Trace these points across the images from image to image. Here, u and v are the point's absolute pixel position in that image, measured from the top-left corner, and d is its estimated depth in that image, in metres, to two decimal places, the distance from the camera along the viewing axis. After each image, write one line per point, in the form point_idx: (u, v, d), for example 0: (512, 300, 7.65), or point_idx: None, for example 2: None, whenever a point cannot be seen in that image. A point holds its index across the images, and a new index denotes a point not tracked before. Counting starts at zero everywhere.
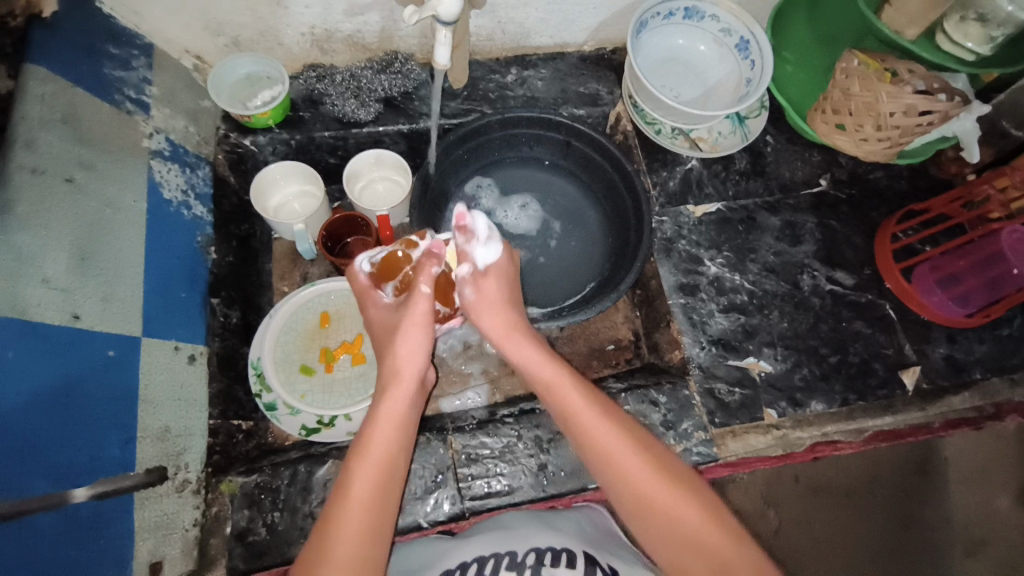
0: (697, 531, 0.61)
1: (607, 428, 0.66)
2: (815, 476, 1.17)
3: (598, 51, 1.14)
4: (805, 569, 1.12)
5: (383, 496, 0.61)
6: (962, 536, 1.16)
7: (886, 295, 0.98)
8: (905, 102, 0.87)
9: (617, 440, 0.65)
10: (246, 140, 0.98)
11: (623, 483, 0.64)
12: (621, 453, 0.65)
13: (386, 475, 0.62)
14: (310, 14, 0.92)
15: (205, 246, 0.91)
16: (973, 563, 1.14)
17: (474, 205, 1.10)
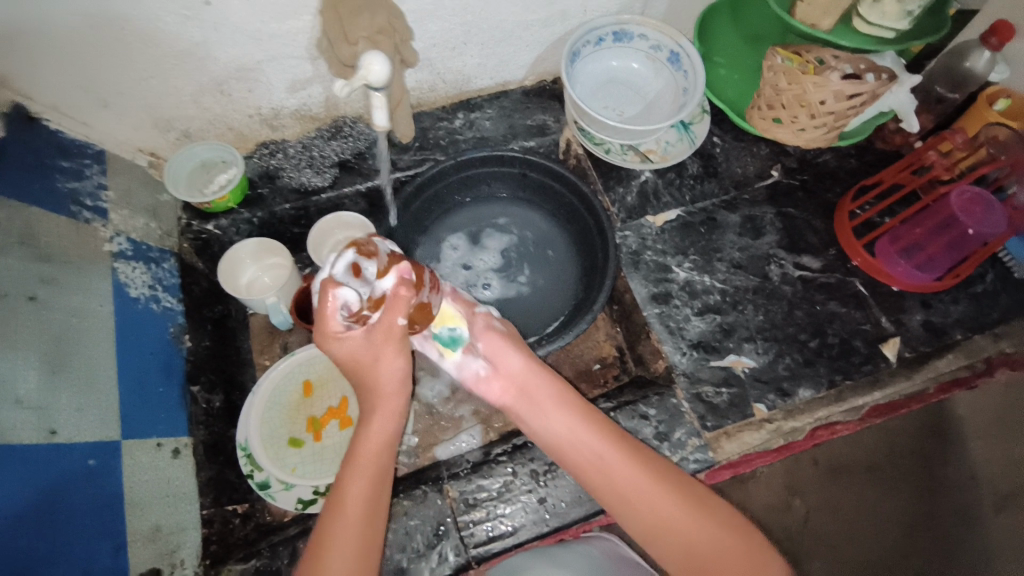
0: (686, 524, 0.64)
1: (590, 442, 0.69)
2: (833, 456, 1.15)
3: (539, 83, 1.18)
4: (840, 555, 1.10)
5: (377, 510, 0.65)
6: (992, 493, 1.13)
7: (854, 272, 0.99)
8: (833, 90, 0.89)
9: (605, 452, 0.68)
10: (209, 225, 1.01)
11: (613, 495, 0.67)
12: (606, 458, 0.68)
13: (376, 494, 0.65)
14: (255, 98, 0.96)
15: (179, 335, 0.92)
16: (1007, 524, 1.12)
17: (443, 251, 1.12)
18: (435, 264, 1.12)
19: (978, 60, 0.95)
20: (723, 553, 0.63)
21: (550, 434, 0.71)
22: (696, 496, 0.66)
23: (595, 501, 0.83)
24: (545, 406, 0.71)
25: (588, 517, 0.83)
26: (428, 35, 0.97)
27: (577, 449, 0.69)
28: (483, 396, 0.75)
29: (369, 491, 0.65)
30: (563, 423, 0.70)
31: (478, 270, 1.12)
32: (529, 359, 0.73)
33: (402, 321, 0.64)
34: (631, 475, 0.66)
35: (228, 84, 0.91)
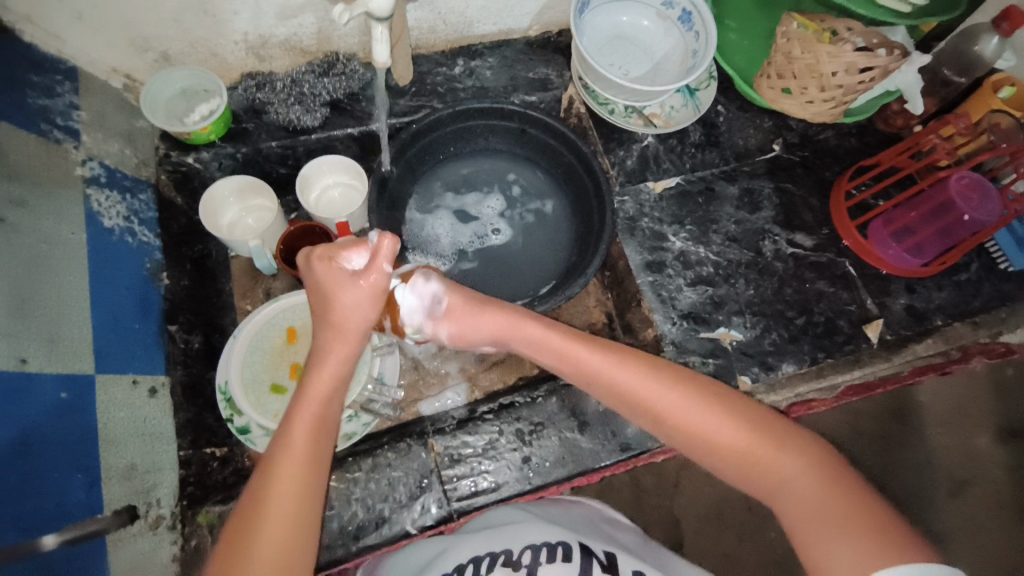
0: (763, 455, 0.60)
1: (585, 350, 0.67)
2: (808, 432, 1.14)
3: (544, 35, 1.12)
4: None
5: (317, 443, 0.62)
6: (945, 476, 1.19)
7: (845, 254, 1.00)
8: (845, 61, 0.85)
9: (661, 399, 0.63)
10: (188, 157, 0.95)
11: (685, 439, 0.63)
12: (604, 369, 0.66)
13: (316, 430, 0.63)
14: (240, 21, 0.88)
15: (156, 272, 0.88)
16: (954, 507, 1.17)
17: (437, 204, 1.09)
18: (427, 218, 1.09)
19: (986, 45, 0.95)
20: (807, 488, 0.58)
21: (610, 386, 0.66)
22: (706, 393, 0.63)
23: (578, 463, 0.85)
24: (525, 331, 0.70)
25: (570, 475, 0.84)
26: None
27: (578, 368, 0.68)
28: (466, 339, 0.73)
29: (314, 445, 0.62)
30: (620, 372, 0.65)
31: (485, 219, 1.10)
32: (476, 302, 0.71)
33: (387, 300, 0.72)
34: (698, 416, 0.62)
35: (211, 3, 0.84)
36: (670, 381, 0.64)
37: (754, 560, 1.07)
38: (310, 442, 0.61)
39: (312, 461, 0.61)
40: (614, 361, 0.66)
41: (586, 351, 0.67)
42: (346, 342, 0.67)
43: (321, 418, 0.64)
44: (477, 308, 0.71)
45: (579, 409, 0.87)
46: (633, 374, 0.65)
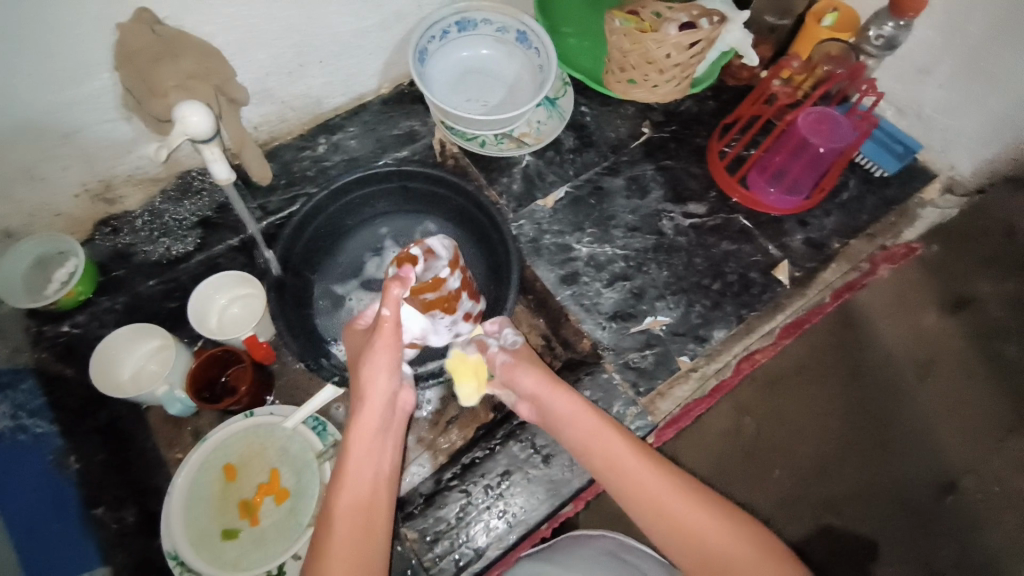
0: (725, 547, 0.62)
1: (580, 425, 0.74)
2: (765, 373, 1.05)
3: (397, 88, 1.12)
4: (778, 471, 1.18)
5: (367, 524, 0.64)
6: None
7: (737, 209, 1.04)
8: (673, 44, 0.89)
9: (620, 456, 0.70)
10: (64, 326, 0.89)
11: (633, 499, 0.67)
12: (605, 439, 0.72)
13: (358, 513, 0.65)
14: (74, 175, 0.84)
15: (63, 459, 0.82)
16: (932, 387, 1.04)
17: (346, 281, 1.06)
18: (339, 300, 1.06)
19: None
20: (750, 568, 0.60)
21: (582, 442, 0.74)
22: (687, 486, 0.67)
23: (554, 497, 0.83)
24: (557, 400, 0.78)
25: (549, 512, 0.83)
26: (257, 65, 0.88)
27: (581, 430, 0.74)
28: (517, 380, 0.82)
29: (357, 528, 0.64)
30: (618, 445, 0.71)
31: None
32: (549, 375, 0.80)
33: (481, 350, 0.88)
34: (647, 478, 0.68)
35: (37, 168, 0.79)
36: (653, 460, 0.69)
37: None
38: (358, 525, 0.64)
39: (366, 544, 0.63)
40: (615, 431, 0.72)
41: (584, 411, 0.75)
42: (375, 412, 0.70)
43: (370, 499, 0.66)
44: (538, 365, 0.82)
45: (539, 445, 0.86)
46: (628, 446, 0.71)
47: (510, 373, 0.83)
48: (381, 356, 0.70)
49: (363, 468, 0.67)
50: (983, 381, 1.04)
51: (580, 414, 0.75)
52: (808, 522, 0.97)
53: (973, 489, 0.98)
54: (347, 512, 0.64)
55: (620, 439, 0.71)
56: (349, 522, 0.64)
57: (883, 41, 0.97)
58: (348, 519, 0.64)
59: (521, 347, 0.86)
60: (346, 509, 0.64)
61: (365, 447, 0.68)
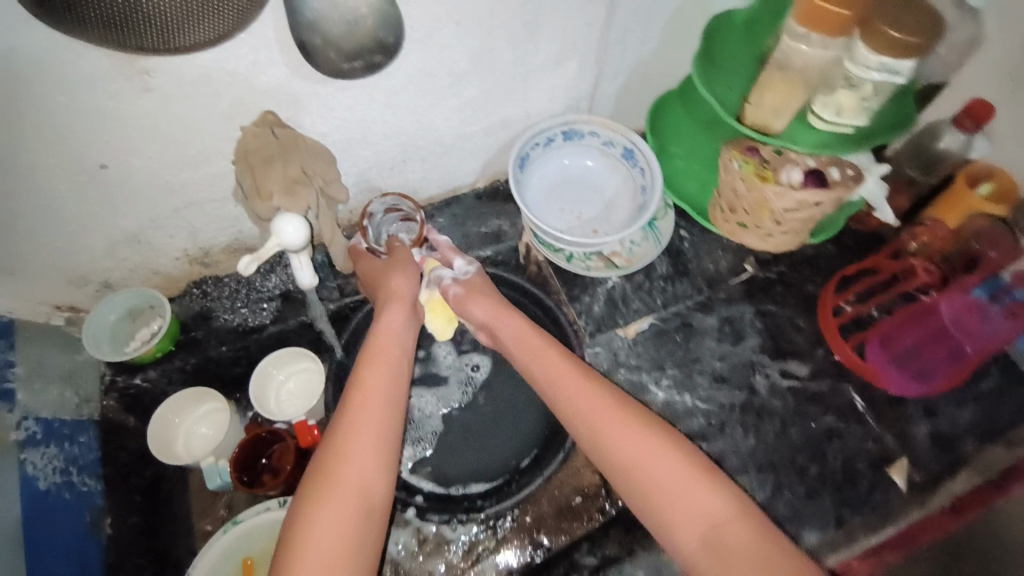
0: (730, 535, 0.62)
1: (591, 401, 0.72)
2: None
3: (493, 183, 1.11)
4: None
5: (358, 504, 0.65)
6: None
7: (848, 377, 0.90)
8: (795, 199, 0.80)
9: (598, 410, 0.71)
10: (136, 379, 0.91)
11: (614, 460, 0.68)
12: (602, 422, 0.70)
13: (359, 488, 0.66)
14: (177, 242, 0.88)
15: (99, 520, 0.83)
16: None
17: None
18: None
19: (953, 139, 0.90)
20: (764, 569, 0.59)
21: (576, 417, 0.73)
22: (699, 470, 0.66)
23: None
24: (560, 375, 0.76)
25: None
26: (362, 160, 0.90)
27: (584, 406, 0.72)
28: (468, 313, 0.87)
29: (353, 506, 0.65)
30: (618, 429, 0.69)
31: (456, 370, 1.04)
32: (503, 316, 0.85)
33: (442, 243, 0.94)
34: (665, 468, 0.66)
35: (143, 235, 0.84)
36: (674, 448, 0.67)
37: None
38: (348, 508, 0.64)
39: (350, 523, 0.64)
40: (623, 412, 0.70)
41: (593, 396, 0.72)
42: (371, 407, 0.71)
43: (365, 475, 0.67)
44: (519, 325, 0.83)
45: None
46: (644, 441, 0.68)
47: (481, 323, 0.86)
48: (401, 285, 0.86)
49: (353, 454, 0.68)
50: None
51: (586, 392, 0.73)
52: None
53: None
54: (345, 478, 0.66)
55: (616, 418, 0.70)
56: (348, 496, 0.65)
57: None
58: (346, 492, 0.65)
59: (473, 275, 0.91)
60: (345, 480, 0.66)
61: (367, 424, 0.70)
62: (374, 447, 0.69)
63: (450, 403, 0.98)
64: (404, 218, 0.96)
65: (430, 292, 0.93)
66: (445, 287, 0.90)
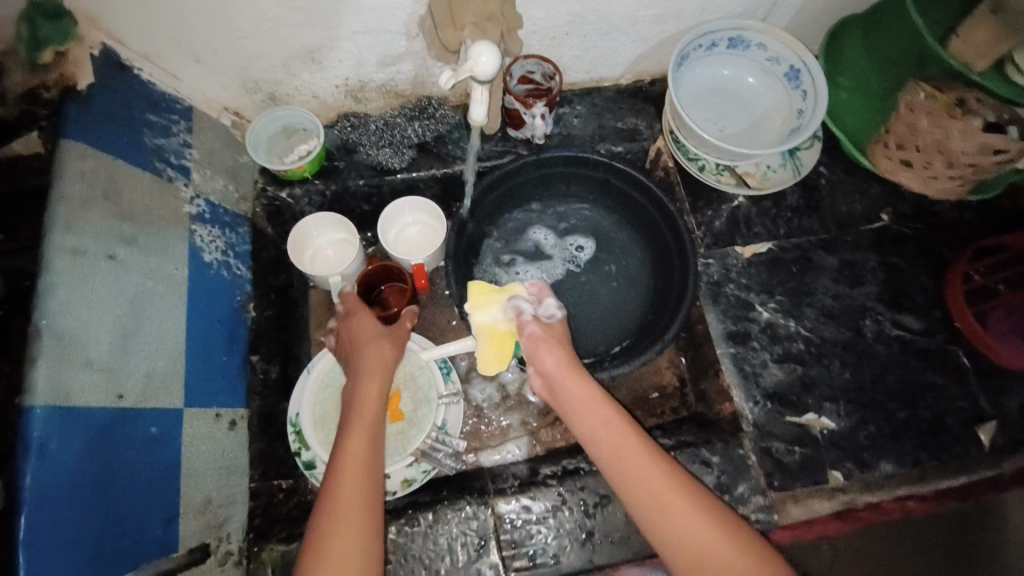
0: None
1: (632, 447, 0.70)
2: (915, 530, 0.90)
3: (636, 83, 1.09)
4: None
5: (369, 496, 0.66)
6: None
7: (957, 340, 0.90)
8: (979, 142, 0.77)
9: (627, 445, 0.71)
10: (282, 193, 0.98)
11: (615, 472, 0.70)
12: (642, 470, 0.69)
13: (367, 489, 0.67)
14: (343, 68, 0.92)
15: (245, 304, 0.92)
16: None
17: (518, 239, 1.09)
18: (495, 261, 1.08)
19: None
20: None
21: (588, 426, 0.74)
22: (726, 525, 0.65)
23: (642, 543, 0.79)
24: (599, 415, 0.74)
25: (628, 558, 0.79)
26: (531, 22, 0.90)
27: (615, 459, 0.70)
28: (539, 356, 0.79)
29: (363, 494, 0.66)
30: (651, 480, 0.68)
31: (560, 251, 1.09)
32: (570, 355, 0.80)
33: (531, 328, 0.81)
34: (690, 516, 0.65)
35: (319, 53, 0.87)
36: (689, 494, 0.67)
37: None
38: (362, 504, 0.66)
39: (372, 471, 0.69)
40: (660, 463, 0.69)
41: (636, 442, 0.71)
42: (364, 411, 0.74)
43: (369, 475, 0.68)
44: (572, 360, 0.79)
45: None
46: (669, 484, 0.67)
47: (536, 352, 0.80)
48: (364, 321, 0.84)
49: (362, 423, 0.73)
50: None
51: (626, 438, 0.71)
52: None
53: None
54: (354, 482, 0.67)
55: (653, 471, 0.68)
56: (358, 496, 0.66)
57: None
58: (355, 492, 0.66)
59: (556, 323, 0.84)
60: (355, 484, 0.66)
61: (364, 434, 0.72)
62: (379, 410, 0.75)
63: (552, 275, 1.08)
64: (530, 90, 0.99)
65: (509, 320, 0.84)
66: (525, 320, 0.82)
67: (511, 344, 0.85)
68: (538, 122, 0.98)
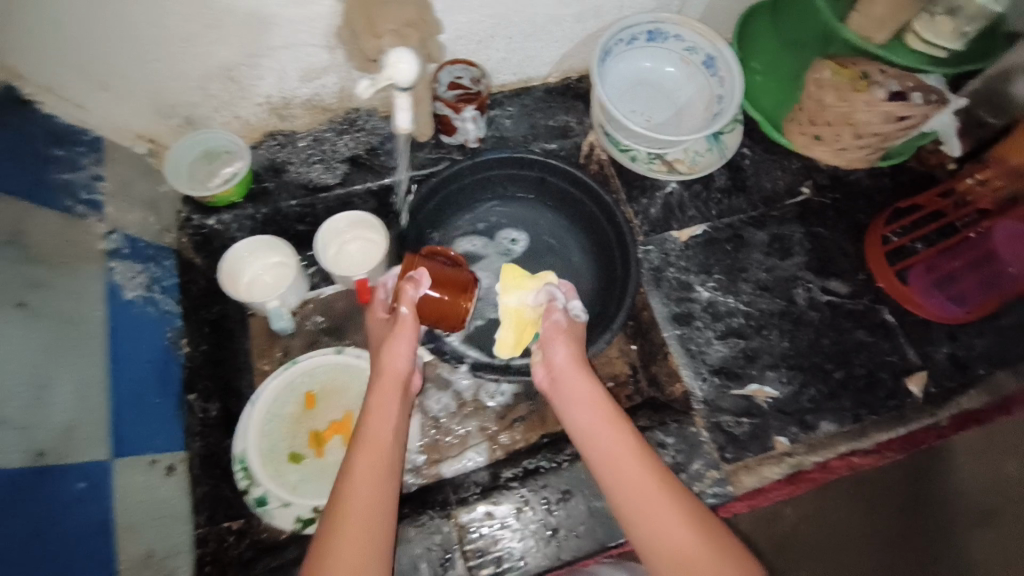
0: None
1: (612, 441, 0.71)
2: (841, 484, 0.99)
3: (564, 81, 1.10)
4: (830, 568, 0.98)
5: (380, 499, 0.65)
6: (978, 510, 1.01)
7: (883, 299, 0.96)
8: (882, 110, 0.82)
9: (615, 439, 0.71)
10: (209, 220, 0.95)
11: (609, 472, 0.69)
12: (626, 462, 0.69)
13: (376, 494, 0.65)
14: (266, 85, 0.88)
15: (177, 340, 0.88)
16: (992, 538, 1.00)
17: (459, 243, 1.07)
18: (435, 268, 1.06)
19: None
20: None
21: (584, 419, 0.74)
22: (701, 519, 0.65)
23: (605, 531, 0.81)
24: (581, 404, 0.75)
25: (597, 548, 0.81)
26: (455, 26, 0.89)
27: (601, 449, 0.71)
28: (549, 347, 0.80)
29: (373, 498, 0.64)
30: (633, 473, 0.68)
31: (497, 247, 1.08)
32: (580, 352, 0.80)
33: (558, 318, 0.81)
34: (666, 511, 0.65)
35: (238, 70, 0.84)
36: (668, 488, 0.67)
37: None
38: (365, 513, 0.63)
39: (367, 558, 0.60)
40: (644, 458, 0.69)
41: (624, 433, 0.71)
42: (387, 405, 0.72)
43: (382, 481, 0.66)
44: (574, 357, 0.79)
45: None
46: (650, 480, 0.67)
47: (546, 344, 0.81)
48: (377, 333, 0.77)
49: (388, 419, 0.71)
50: None
51: (614, 432, 0.72)
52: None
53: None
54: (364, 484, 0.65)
55: (636, 464, 0.69)
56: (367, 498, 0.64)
57: None
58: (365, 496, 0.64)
59: (580, 321, 0.83)
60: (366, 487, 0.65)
61: (386, 432, 0.70)
62: (388, 437, 0.69)
63: (492, 272, 1.07)
64: (461, 95, 0.97)
65: (538, 306, 0.86)
66: (554, 308, 0.83)
67: (532, 329, 0.90)
68: (469, 125, 0.98)
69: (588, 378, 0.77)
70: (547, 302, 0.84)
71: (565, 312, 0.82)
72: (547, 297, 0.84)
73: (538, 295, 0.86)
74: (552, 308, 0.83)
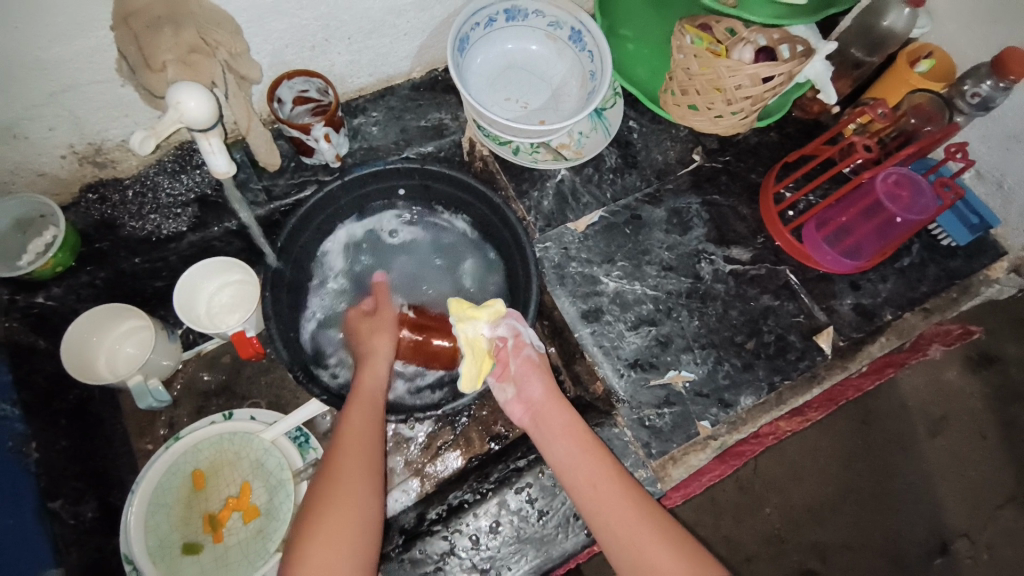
0: None
1: (590, 467, 0.71)
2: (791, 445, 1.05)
3: (430, 74, 1.01)
4: (790, 496, 1.04)
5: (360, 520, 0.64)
6: (921, 416, 1.06)
7: (784, 258, 0.95)
8: (747, 74, 0.77)
9: (593, 466, 0.70)
10: (38, 298, 0.82)
11: (588, 500, 0.69)
12: (603, 488, 0.69)
13: (358, 516, 0.64)
14: (62, 135, 0.75)
15: (23, 445, 0.76)
16: (939, 444, 1.05)
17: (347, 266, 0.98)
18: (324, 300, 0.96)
19: (898, 17, 0.88)
20: None
21: (559, 449, 0.73)
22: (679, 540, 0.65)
23: (540, 555, 0.77)
24: (555, 433, 0.74)
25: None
26: (275, 35, 0.78)
27: (578, 478, 0.70)
28: (527, 382, 0.78)
29: (354, 514, 0.64)
30: (610, 500, 0.68)
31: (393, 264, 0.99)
32: (551, 384, 0.78)
33: (529, 351, 0.79)
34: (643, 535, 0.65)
35: (19, 126, 0.70)
36: (645, 514, 0.67)
37: (754, 538, 1.03)
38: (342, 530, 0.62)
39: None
40: (622, 483, 0.70)
41: (597, 461, 0.71)
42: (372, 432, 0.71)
43: (365, 497, 0.66)
44: (547, 392, 0.77)
45: (532, 497, 0.79)
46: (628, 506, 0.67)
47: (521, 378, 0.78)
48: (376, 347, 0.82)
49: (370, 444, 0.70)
50: (993, 444, 1.05)
51: (591, 459, 0.71)
52: (789, 564, 1.02)
53: (964, 553, 1.01)
54: (341, 505, 0.64)
55: (612, 489, 0.69)
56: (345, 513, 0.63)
57: (977, 100, 0.85)
58: (344, 511, 0.63)
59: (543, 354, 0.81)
60: (344, 504, 0.64)
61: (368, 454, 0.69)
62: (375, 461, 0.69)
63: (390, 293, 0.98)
64: (314, 110, 0.88)
65: (498, 339, 0.80)
66: (522, 342, 0.79)
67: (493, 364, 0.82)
68: (323, 144, 0.86)
69: (563, 408, 0.76)
70: (514, 337, 0.79)
71: (533, 344, 0.81)
72: (510, 330, 0.80)
73: (503, 329, 0.80)
74: (522, 338, 0.79)
